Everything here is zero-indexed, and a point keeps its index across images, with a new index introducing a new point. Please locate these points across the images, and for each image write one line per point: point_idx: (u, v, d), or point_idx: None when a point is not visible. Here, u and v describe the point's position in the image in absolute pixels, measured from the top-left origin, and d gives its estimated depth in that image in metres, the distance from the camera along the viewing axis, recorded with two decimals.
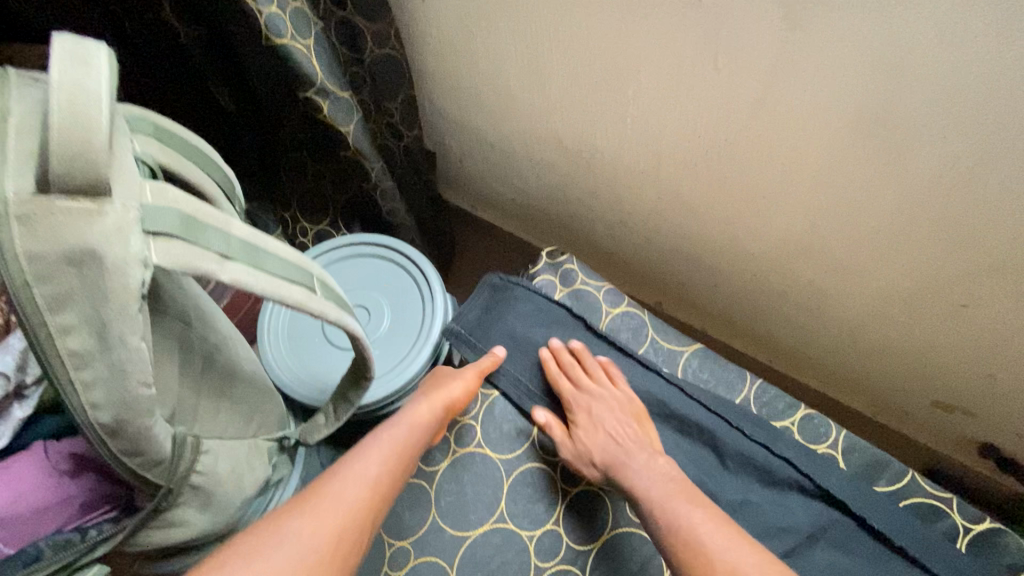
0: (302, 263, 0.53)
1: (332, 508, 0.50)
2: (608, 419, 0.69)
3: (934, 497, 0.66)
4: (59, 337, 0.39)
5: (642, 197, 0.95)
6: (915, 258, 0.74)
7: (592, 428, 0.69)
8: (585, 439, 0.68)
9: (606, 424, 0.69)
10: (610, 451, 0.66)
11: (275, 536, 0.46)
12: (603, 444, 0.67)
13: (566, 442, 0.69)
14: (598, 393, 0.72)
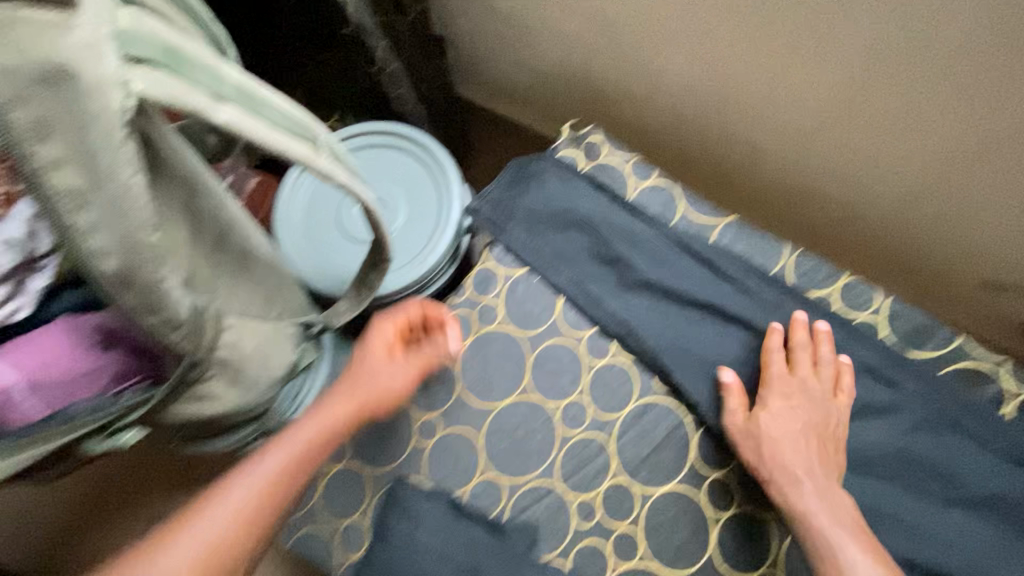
0: (306, 121, 0.48)
1: None
2: (798, 413, 0.60)
3: (983, 362, 0.61)
4: (52, 173, 0.36)
5: (673, 64, 0.86)
6: (981, 108, 0.65)
7: (777, 417, 0.60)
8: (766, 430, 0.59)
9: (789, 425, 0.59)
10: (780, 451, 0.58)
11: None
12: (781, 445, 0.58)
13: (740, 417, 0.61)
14: (807, 386, 0.61)
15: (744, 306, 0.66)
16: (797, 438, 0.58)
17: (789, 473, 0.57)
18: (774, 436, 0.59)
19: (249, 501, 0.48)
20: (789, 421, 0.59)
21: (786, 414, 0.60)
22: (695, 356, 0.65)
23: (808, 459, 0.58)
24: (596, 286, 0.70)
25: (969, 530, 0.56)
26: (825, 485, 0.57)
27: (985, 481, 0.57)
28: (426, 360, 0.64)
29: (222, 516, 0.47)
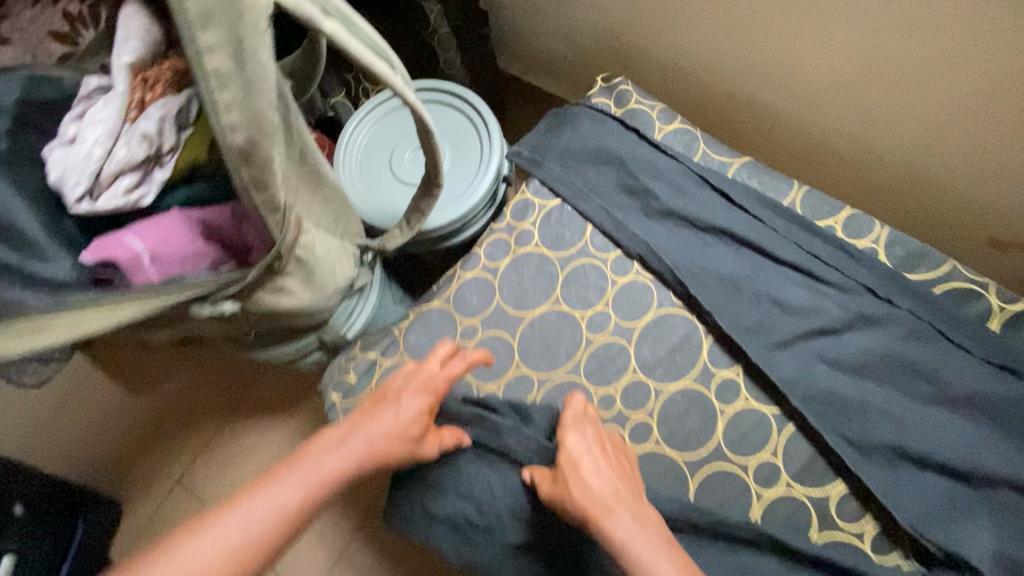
0: (379, 46, 0.60)
1: (258, 521, 0.52)
2: (593, 475, 0.60)
3: (971, 282, 0.69)
4: (206, 55, 0.47)
5: (698, 31, 0.95)
6: (979, 60, 0.72)
7: (580, 478, 0.61)
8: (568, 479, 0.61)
9: (585, 464, 0.62)
10: (576, 485, 0.60)
11: (185, 554, 0.49)
12: (588, 486, 0.60)
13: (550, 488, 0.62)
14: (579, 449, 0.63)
15: (756, 232, 0.74)
16: (602, 477, 0.61)
17: (609, 519, 0.56)
18: (580, 474, 0.61)
19: (341, 469, 0.59)
20: (591, 459, 0.62)
21: (584, 457, 0.62)
22: (711, 274, 0.73)
23: (617, 500, 0.58)
24: (623, 214, 0.78)
25: (952, 424, 0.63)
26: (635, 512, 0.58)
27: (969, 382, 0.64)
28: (446, 439, 0.69)
29: (320, 473, 0.57)
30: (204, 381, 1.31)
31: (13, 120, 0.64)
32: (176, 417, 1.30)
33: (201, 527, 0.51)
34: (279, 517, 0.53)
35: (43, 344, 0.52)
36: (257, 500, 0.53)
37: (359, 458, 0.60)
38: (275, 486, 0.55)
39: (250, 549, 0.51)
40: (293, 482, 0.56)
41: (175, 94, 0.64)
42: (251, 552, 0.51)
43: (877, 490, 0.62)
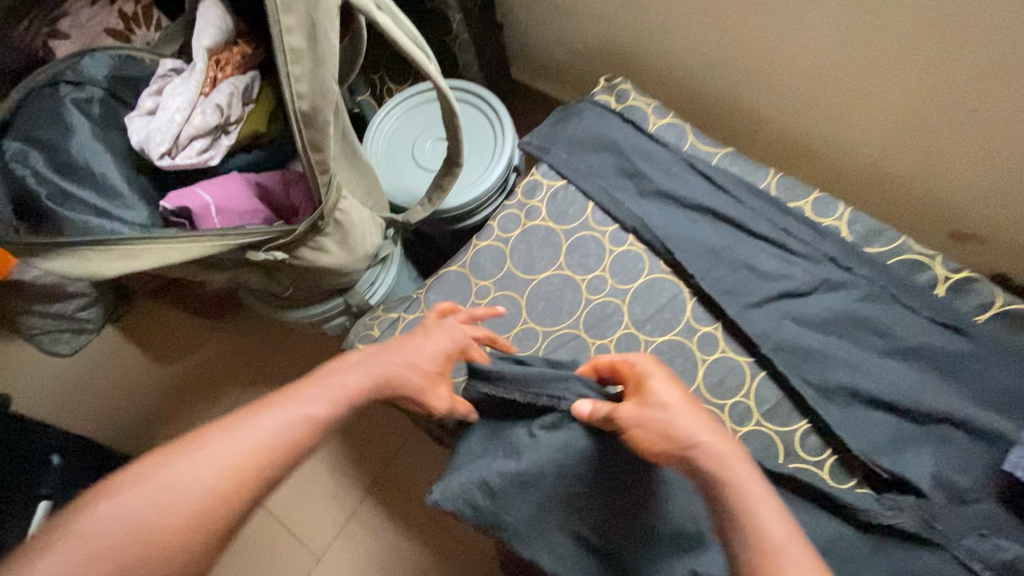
0: (417, 39, 0.73)
1: (285, 426, 0.55)
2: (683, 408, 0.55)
3: (920, 254, 0.79)
4: (285, 35, 0.59)
5: (691, 42, 1.07)
6: (930, 66, 0.84)
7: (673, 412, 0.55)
8: (654, 414, 0.56)
9: (672, 403, 0.56)
10: (672, 423, 0.54)
11: (218, 447, 0.52)
12: (688, 419, 0.54)
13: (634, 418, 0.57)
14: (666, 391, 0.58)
15: (735, 209, 0.84)
16: (695, 414, 0.55)
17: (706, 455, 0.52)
18: (673, 412, 0.55)
19: (362, 386, 0.61)
20: (672, 394, 0.57)
21: (673, 395, 0.57)
22: (696, 244, 0.83)
23: (721, 440, 0.52)
24: (619, 194, 0.89)
25: (900, 372, 0.73)
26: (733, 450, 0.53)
27: (914, 336, 0.74)
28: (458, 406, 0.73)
29: (342, 387, 0.60)
30: (224, 355, 1.39)
31: (105, 90, 0.75)
32: (197, 389, 1.38)
33: (233, 426, 0.54)
34: (306, 425, 0.56)
35: (139, 264, 0.63)
36: (283, 406, 0.56)
37: (378, 377, 0.63)
38: (301, 397, 0.58)
39: (279, 449, 0.54)
40: (317, 394, 0.58)
41: (241, 75, 0.76)
42: (283, 452, 0.54)
43: (834, 426, 0.72)
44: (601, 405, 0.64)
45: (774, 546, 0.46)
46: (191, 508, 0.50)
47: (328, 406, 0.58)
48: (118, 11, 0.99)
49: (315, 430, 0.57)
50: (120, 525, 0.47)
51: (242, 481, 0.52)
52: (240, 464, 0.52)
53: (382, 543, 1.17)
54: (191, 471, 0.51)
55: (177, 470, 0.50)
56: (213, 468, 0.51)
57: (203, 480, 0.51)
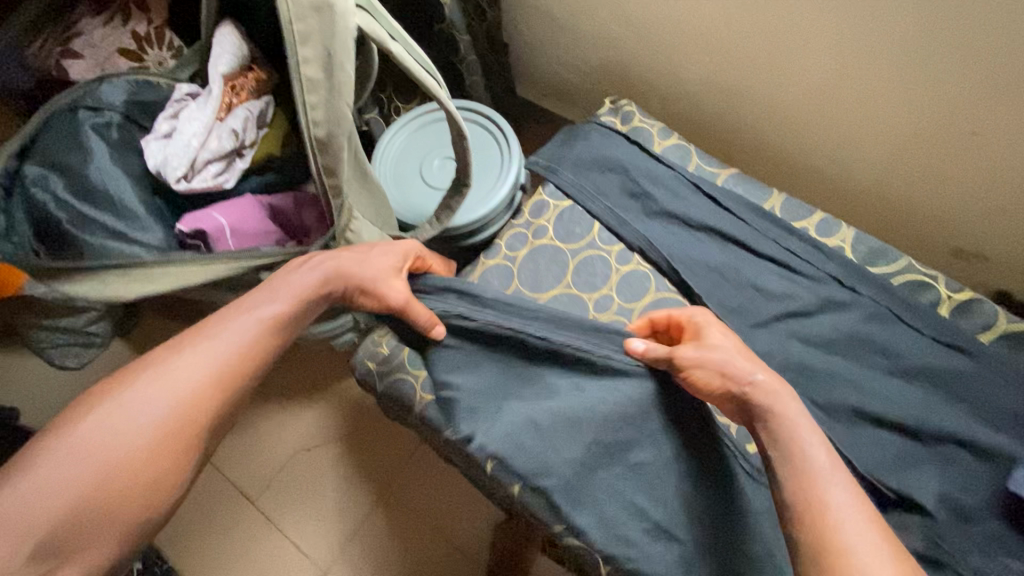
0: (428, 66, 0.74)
1: (232, 337, 0.62)
2: (732, 350, 0.68)
3: (923, 274, 0.80)
4: (302, 65, 0.61)
5: (694, 62, 1.09)
6: (932, 89, 0.86)
7: (726, 354, 0.67)
8: (717, 355, 0.68)
9: (730, 349, 0.68)
10: (732, 363, 0.66)
11: (172, 364, 0.59)
12: (733, 357, 0.67)
13: (695, 355, 0.69)
14: (721, 342, 0.69)
15: (740, 230, 0.86)
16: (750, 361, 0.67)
17: (755, 389, 0.64)
18: (734, 356, 0.67)
19: (302, 291, 0.69)
20: (727, 342, 0.70)
21: (726, 343, 0.69)
22: (702, 264, 0.85)
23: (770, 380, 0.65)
24: (625, 213, 0.91)
25: (905, 391, 0.74)
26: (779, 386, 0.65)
27: (919, 355, 0.75)
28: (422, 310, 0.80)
29: (283, 295, 0.67)
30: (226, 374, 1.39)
31: (122, 115, 0.77)
32: None
33: (188, 343, 0.61)
34: (242, 344, 0.62)
35: (155, 288, 0.65)
36: (229, 320, 0.63)
37: (319, 282, 0.70)
38: (236, 320, 0.64)
39: (228, 357, 0.61)
40: (261, 307, 0.65)
41: (256, 100, 0.78)
42: (225, 373, 0.60)
43: (841, 445, 0.73)
44: (655, 347, 0.73)
45: (817, 472, 0.56)
46: (157, 419, 0.57)
47: (272, 314, 0.65)
48: (131, 31, 1.01)
49: (252, 348, 0.62)
50: (86, 448, 0.54)
51: (201, 392, 0.59)
52: (188, 387, 0.59)
53: (389, 558, 1.17)
54: (141, 396, 0.57)
55: (130, 396, 0.57)
56: (172, 383, 0.58)
57: (163, 393, 0.58)
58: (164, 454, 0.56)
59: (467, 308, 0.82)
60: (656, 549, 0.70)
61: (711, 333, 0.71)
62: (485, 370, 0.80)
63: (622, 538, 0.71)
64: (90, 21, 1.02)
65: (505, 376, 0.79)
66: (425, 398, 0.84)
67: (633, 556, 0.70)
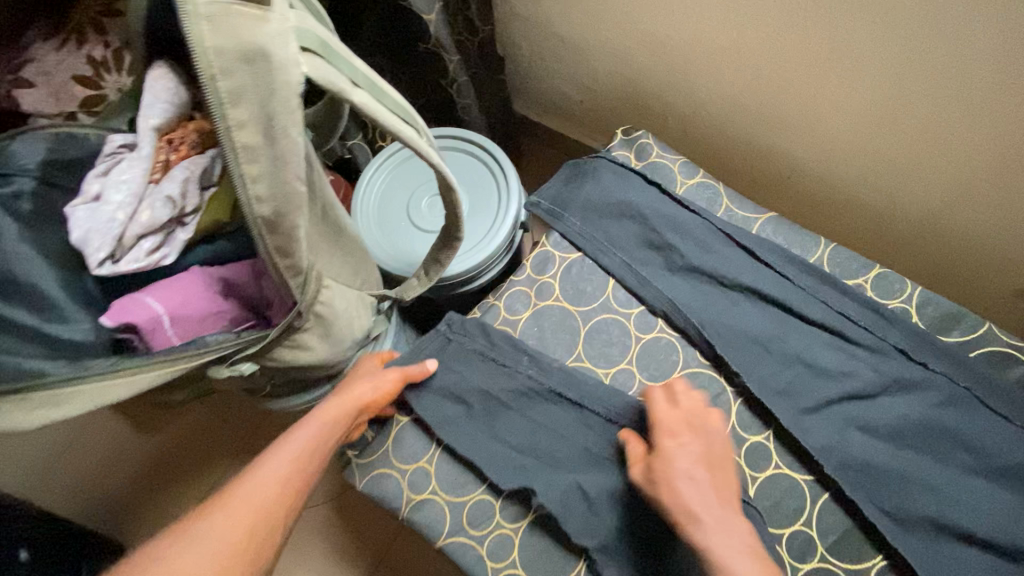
0: (408, 110, 0.60)
1: (280, 477, 0.58)
2: (681, 486, 0.59)
3: (1009, 346, 0.66)
4: (234, 130, 0.47)
5: (716, 80, 0.95)
6: (1010, 117, 0.71)
7: (670, 489, 0.59)
8: (663, 475, 0.61)
9: (681, 488, 0.59)
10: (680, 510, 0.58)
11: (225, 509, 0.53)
12: (676, 489, 0.59)
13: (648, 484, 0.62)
14: (677, 478, 0.60)
15: (782, 291, 0.72)
16: (702, 481, 0.60)
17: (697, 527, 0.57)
18: (693, 480, 0.60)
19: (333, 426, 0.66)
20: (696, 472, 0.60)
21: (677, 472, 0.60)
22: (739, 333, 0.71)
23: (720, 506, 0.58)
24: (645, 269, 0.77)
25: (996, 499, 0.60)
26: (723, 518, 0.58)
27: (1011, 453, 0.62)
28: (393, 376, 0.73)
29: (317, 428, 0.65)
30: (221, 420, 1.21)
31: (37, 180, 0.64)
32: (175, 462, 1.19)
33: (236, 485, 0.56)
34: (291, 467, 0.60)
35: (64, 413, 0.51)
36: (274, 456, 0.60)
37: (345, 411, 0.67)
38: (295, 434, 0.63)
39: (276, 497, 0.56)
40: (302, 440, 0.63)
41: (199, 154, 0.65)
42: (292, 489, 0.58)
43: (918, 566, 0.59)
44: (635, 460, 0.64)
45: None
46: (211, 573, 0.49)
47: (308, 448, 0.62)
48: (87, 54, 0.77)
49: (309, 455, 0.62)
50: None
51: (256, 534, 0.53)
52: (258, 495, 0.56)
53: None
54: (212, 512, 0.53)
55: (186, 537, 0.50)
56: (227, 529, 0.52)
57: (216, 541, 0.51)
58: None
59: (497, 343, 0.76)
60: None
61: (662, 459, 0.61)
62: (514, 400, 0.73)
63: None
64: (40, 44, 0.78)
65: (537, 403, 0.73)
66: (413, 501, 0.72)
67: None
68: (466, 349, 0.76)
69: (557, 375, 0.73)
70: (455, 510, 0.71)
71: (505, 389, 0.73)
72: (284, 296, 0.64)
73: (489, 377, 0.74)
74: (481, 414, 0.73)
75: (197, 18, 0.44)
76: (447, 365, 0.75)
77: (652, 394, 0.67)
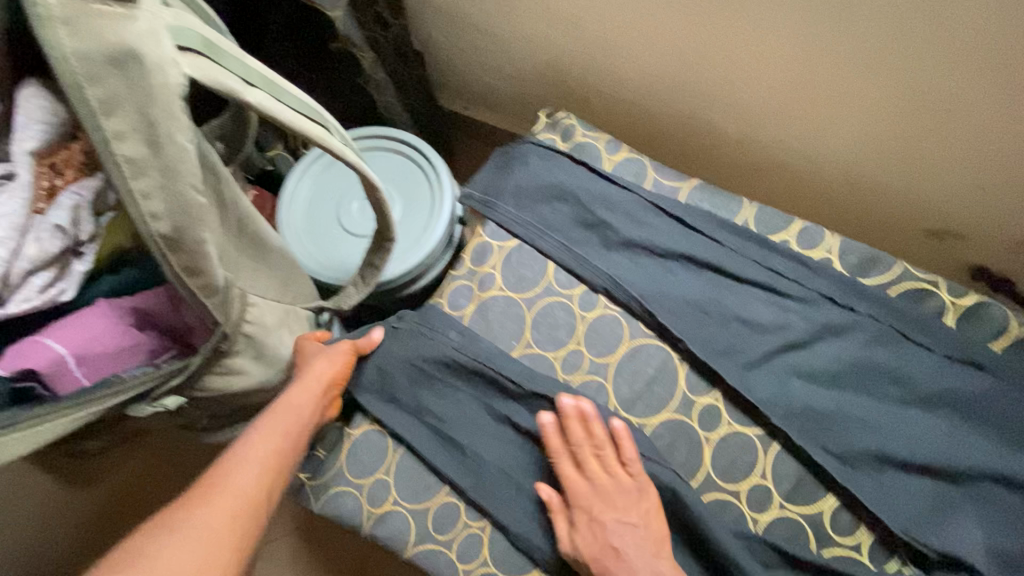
0: (315, 108, 0.57)
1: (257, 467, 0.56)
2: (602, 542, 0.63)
3: (922, 281, 0.70)
4: (115, 143, 0.43)
5: (633, 57, 0.96)
6: (900, 68, 0.75)
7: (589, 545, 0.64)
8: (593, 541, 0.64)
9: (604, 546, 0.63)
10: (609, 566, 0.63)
11: (208, 507, 0.51)
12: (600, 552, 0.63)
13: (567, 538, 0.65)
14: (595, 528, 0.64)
15: (714, 256, 0.73)
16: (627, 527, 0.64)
17: None
18: (618, 549, 0.63)
19: (306, 404, 0.63)
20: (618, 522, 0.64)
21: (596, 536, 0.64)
22: (678, 300, 0.72)
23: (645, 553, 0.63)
24: (582, 249, 0.77)
25: (925, 424, 0.64)
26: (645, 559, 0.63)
27: (934, 379, 0.66)
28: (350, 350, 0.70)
29: (293, 409, 0.62)
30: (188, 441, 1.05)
31: None
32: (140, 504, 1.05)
33: (215, 480, 0.54)
34: (268, 455, 0.57)
35: None
36: (249, 446, 0.57)
37: (313, 392, 0.65)
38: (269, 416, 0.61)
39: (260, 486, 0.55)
40: (276, 425, 0.60)
41: (88, 178, 0.58)
42: (270, 471, 0.57)
43: (865, 500, 0.63)
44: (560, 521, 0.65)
45: None
46: None
47: (285, 432, 0.60)
48: None
49: (285, 440, 0.59)
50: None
51: (238, 531, 0.51)
52: (240, 492, 0.53)
53: None
54: (190, 516, 0.50)
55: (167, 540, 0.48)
56: (211, 530, 0.50)
57: (199, 544, 0.49)
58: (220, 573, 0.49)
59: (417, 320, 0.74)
60: None
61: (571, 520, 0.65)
62: (448, 377, 0.72)
63: None
64: None
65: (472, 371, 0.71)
66: (374, 515, 0.69)
67: None
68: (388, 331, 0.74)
69: (482, 348, 0.72)
70: (420, 516, 0.69)
71: (452, 373, 0.72)
72: (202, 317, 0.60)
73: (412, 356, 0.72)
74: (426, 396, 0.71)
75: (50, 22, 0.40)
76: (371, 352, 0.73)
77: (546, 431, 0.67)
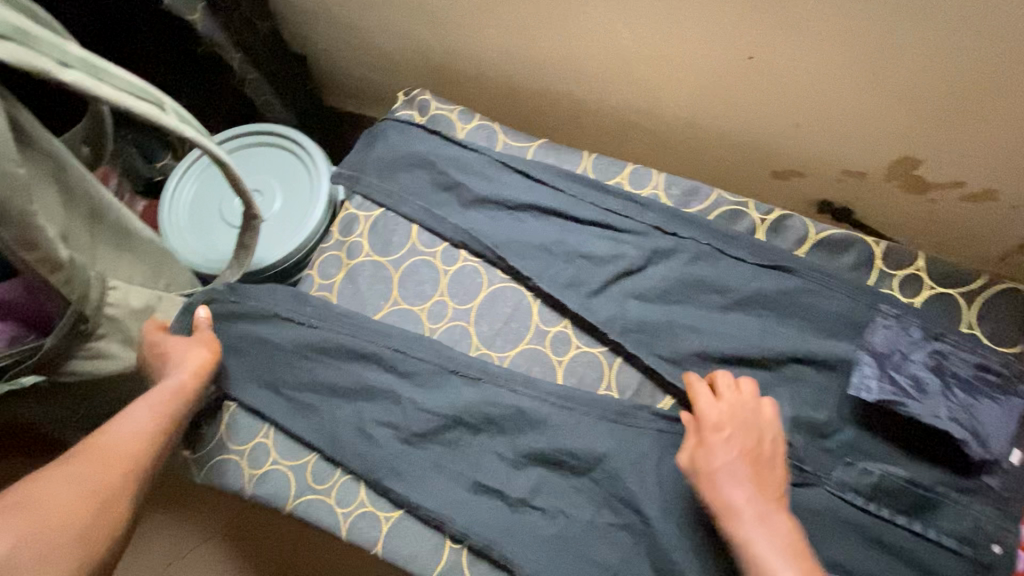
0: (147, 89, 0.62)
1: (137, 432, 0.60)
2: (719, 475, 0.61)
3: (734, 204, 0.80)
4: None
5: (487, 38, 1.04)
6: (704, 23, 0.85)
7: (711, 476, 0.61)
8: (704, 472, 0.62)
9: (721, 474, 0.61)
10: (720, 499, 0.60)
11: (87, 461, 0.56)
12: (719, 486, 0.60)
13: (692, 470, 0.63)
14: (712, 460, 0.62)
15: (556, 203, 0.81)
16: (742, 472, 0.60)
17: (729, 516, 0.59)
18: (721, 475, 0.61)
19: (183, 382, 0.68)
20: (733, 466, 0.61)
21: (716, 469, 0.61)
22: (527, 244, 0.79)
23: (761, 498, 0.59)
24: (440, 210, 0.83)
25: (740, 323, 0.73)
26: (765, 510, 0.58)
27: (746, 284, 0.75)
28: (213, 340, 0.76)
29: (170, 387, 0.67)
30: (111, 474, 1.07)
31: None
32: None
33: (94, 442, 0.58)
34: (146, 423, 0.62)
35: None
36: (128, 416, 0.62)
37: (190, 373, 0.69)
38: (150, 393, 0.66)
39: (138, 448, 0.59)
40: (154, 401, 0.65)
41: None
42: (150, 436, 0.61)
43: None
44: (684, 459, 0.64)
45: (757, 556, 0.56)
46: (79, 515, 0.51)
47: (166, 406, 0.65)
48: None
49: (164, 412, 0.64)
50: (19, 515, 0.49)
51: (119, 479, 0.56)
52: (118, 450, 0.58)
53: None
54: (70, 468, 0.54)
55: (47, 484, 0.52)
56: (92, 478, 0.54)
57: (75, 488, 0.53)
58: (100, 511, 0.53)
59: (285, 301, 0.79)
60: (513, 500, 0.68)
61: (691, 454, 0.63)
62: (320, 338, 0.76)
63: (497, 492, 0.68)
64: None
65: (337, 339, 0.76)
66: (256, 476, 0.73)
67: (499, 513, 0.68)
68: (260, 313, 0.79)
69: (346, 314, 0.78)
70: (299, 472, 0.72)
71: (322, 333, 0.76)
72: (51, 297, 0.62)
73: (284, 333, 0.77)
74: (299, 364, 0.75)
75: None
76: (247, 330, 0.78)
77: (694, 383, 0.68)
